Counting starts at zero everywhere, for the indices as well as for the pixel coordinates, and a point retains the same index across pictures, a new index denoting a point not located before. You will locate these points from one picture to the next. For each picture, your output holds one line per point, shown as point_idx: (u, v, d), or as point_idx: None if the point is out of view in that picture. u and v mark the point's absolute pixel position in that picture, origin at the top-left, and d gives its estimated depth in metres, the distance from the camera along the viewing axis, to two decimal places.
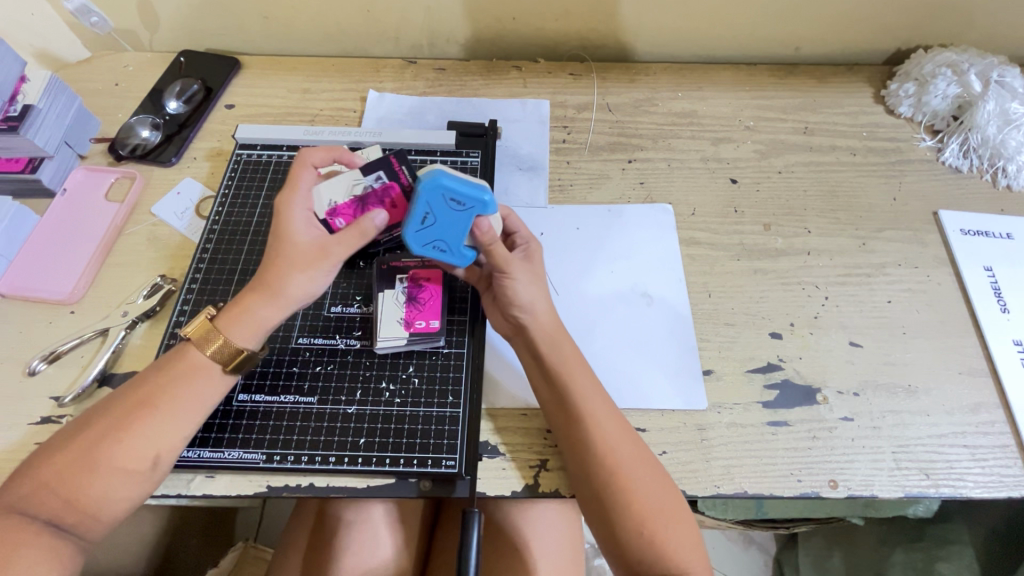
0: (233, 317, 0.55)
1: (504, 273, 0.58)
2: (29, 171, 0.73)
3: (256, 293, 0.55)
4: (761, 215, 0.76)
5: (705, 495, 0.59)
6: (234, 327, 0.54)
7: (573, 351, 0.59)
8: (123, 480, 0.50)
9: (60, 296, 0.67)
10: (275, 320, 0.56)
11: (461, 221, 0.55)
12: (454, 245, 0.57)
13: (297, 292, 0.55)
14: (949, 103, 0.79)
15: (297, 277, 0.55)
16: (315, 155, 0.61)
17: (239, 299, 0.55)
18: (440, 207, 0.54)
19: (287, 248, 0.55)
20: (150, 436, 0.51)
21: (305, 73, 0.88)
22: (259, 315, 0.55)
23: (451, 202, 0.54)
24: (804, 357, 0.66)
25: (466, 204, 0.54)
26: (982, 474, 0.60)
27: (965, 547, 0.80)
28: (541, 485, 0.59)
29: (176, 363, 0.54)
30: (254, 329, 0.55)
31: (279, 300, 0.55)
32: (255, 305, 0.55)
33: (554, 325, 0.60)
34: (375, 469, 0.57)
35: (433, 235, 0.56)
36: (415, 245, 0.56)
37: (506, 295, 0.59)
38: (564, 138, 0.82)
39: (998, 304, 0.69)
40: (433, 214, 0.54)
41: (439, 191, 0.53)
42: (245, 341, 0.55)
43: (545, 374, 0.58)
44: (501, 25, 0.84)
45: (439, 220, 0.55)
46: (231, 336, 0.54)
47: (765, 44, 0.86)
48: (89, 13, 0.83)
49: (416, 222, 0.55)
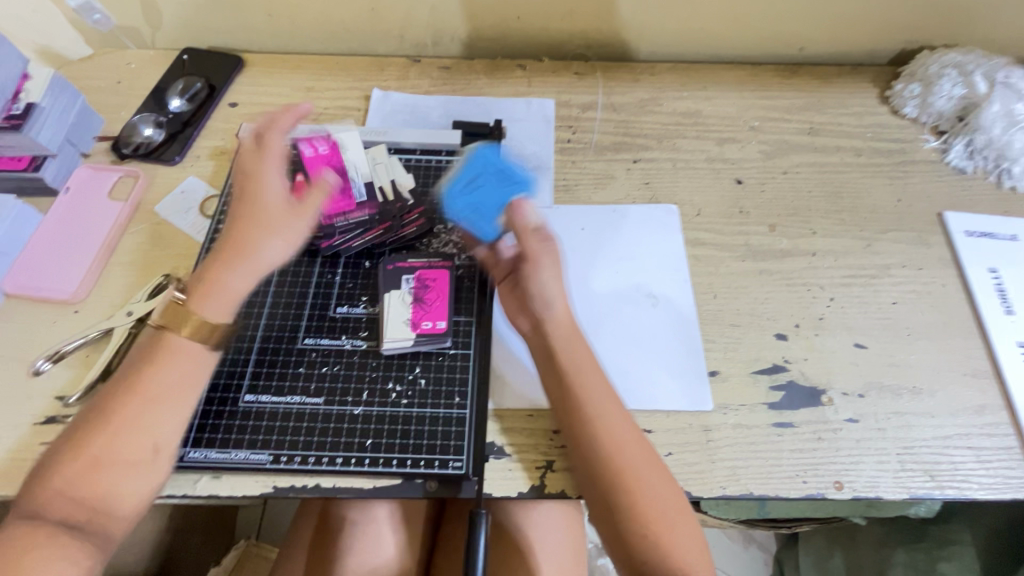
0: (204, 292, 0.55)
1: (534, 262, 0.60)
2: (32, 169, 0.72)
3: (228, 262, 0.55)
4: (766, 216, 0.76)
5: (711, 496, 0.59)
6: (208, 302, 0.55)
7: (586, 351, 0.59)
8: (130, 474, 0.50)
9: (65, 295, 0.67)
10: (246, 289, 0.56)
11: (501, 194, 0.65)
12: (489, 216, 0.64)
13: (269, 256, 0.57)
14: (954, 104, 0.79)
15: (270, 242, 0.57)
16: (283, 122, 0.62)
17: (206, 272, 0.56)
18: (488, 176, 0.65)
19: (255, 211, 0.57)
20: (149, 427, 0.51)
21: (308, 72, 0.88)
22: (229, 285, 0.55)
23: (499, 175, 0.66)
24: (809, 358, 0.66)
25: (510, 180, 0.65)
26: (987, 476, 0.60)
27: (967, 547, 0.80)
28: (547, 486, 0.59)
29: (156, 350, 0.54)
30: (225, 301, 0.55)
31: (251, 267, 0.56)
32: (224, 274, 0.55)
33: (571, 324, 0.60)
34: (382, 469, 0.57)
35: (474, 198, 0.65)
36: (454, 205, 0.65)
37: (533, 285, 0.60)
38: (569, 137, 0.82)
39: (1003, 305, 0.69)
40: (479, 177, 0.65)
41: (489, 162, 0.66)
42: (220, 313, 0.55)
43: (557, 374, 0.58)
44: (506, 24, 0.84)
45: (484, 187, 0.65)
46: (203, 310, 0.55)
47: (770, 44, 0.86)
48: (91, 10, 0.83)
49: (461, 181, 0.66)
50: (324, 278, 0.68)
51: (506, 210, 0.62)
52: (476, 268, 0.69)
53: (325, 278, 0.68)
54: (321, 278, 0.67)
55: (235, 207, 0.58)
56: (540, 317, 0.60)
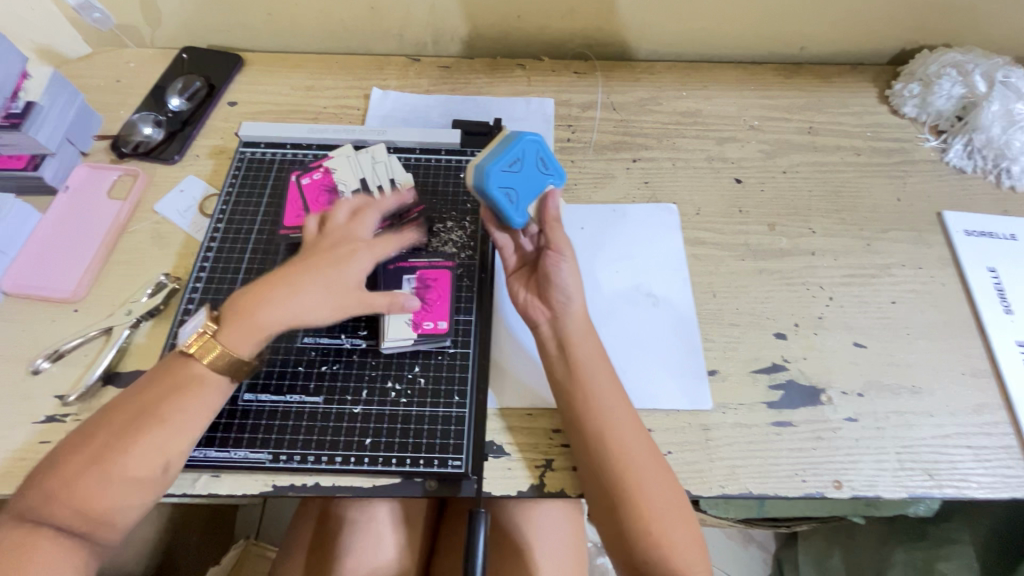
0: (243, 316, 0.54)
1: (557, 251, 0.60)
2: (32, 168, 0.72)
3: (273, 305, 0.55)
4: (766, 215, 0.76)
5: (710, 495, 0.59)
6: (239, 332, 0.54)
7: (597, 349, 0.59)
8: (133, 485, 0.49)
9: (64, 294, 0.67)
10: (270, 332, 0.55)
11: (537, 182, 0.62)
12: (521, 201, 0.60)
13: (311, 313, 0.56)
14: (954, 103, 0.79)
15: (320, 305, 0.56)
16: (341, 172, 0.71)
17: (247, 304, 0.55)
18: (530, 160, 0.60)
19: (329, 269, 0.58)
20: (159, 444, 0.51)
21: (308, 71, 0.88)
22: (265, 325, 0.55)
23: (540, 161, 0.61)
24: (808, 357, 0.66)
25: (548, 170, 0.62)
26: (986, 475, 0.60)
27: (966, 546, 0.80)
28: (546, 485, 0.59)
29: (177, 371, 0.54)
30: (251, 337, 0.54)
31: (286, 317, 0.55)
32: (266, 308, 0.55)
33: (587, 321, 0.60)
34: (382, 469, 0.57)
35: (511, 181, 0.59)
36: (493, 183, 0.58)
37: (553, 274, 0.60)
38: (568, 137, 0.82)
39: (1002, 305, 0.69)
40: (522, 160, 0.60)
41: (534, 147, 0.61)
42: (245, 349, 0.55)
43: (569, 371, 0.58)
44: (506, 23, 0.84)
45: (523, 172, 0.60)
46: (231, 341, 0.54)
47: (770, 43, 0.86)
48: (91, 9, 0.83)
49: (505, 160, 0.58)
50: None
51: (537, 199, 0.62)
52: (476, 267, 0.69)
53: None
54: None
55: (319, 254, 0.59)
56: (555, 311, 0.60)
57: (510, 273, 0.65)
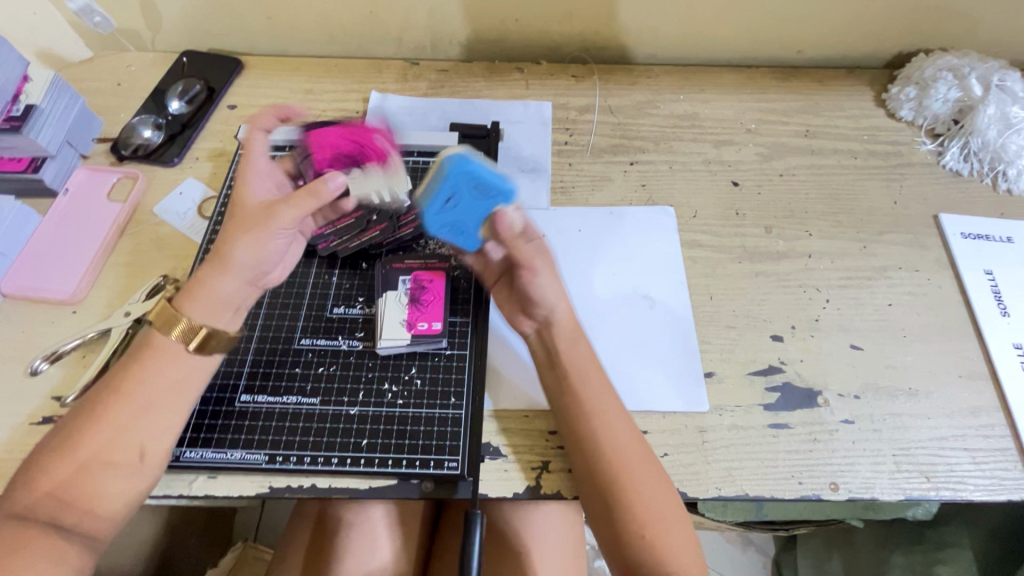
0: (187, 293, 0.55)
1: (528, 268, 0.59)
2: (31, 171, 0.73)
3: (210, 266, 0.55)
4: (762, 218, 0.76)
5: (706, 497, 0.59)
6: (190, 304, 0.54)
7: (589, 354, 0.59)
8: (119, 477, 0.50)
9: (63, 295, 0.67)
10: (225, 292, 0.55)
11: (481, 207, 0.59)
12: (469, 229, 0.60)
13: (240, 251, 0.55)
14: (950, 107, 0.79)
15: (242, 239, 0.55)
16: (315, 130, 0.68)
17: (193, 279, 0.55)
18: (465, 191, 0.57)
19: (235, 214, 0.57)
20: (140, 433, 0.51)
21: (307, 74, 0.88)
22: (215, 289, 0.55)
23: (477, 187, 0.57)
24: (805, 359, 0.66)
25: (489, 192, 0.57)
26: (983, 477, 0.60)
27: (964, 550, 0.80)
28: (543, 486, 0.59)
29: (150, 355, 0.53)
30: (207, 301, 0.54)
31: (227, 268, 0.55)
32: (206, 275, 0.55)
33: (575, 326, 0.60)
34: (377, 469, 0.57)
35: (454, 216, 0.59)
36: (433, 225, 0.60)
37: (531, 290, 0.59)
38: (566, 140, 0.82)
39: (999, 307, 0.69)
40: (456, 196, 0.58)
41: (466, 175, 0.57)
42: (197, 312, 0.54)
43: (560, 375, 0.59)
44: (504, 27, 0.84)
45: (462, 204, 0.58)
46: (190, 313, 0.54)
47: (767, 47, 0.86)
48: (93, 13, 0.84)
49: (438, 203, 0.58)
50: (321, 278, 0.68)
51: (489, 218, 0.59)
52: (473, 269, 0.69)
53: (322, 278, 0.68)
54: (317, 279, 0.68)
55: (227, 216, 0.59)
56: (541, 318, 0.60)
57: (491, 286, 0.65)
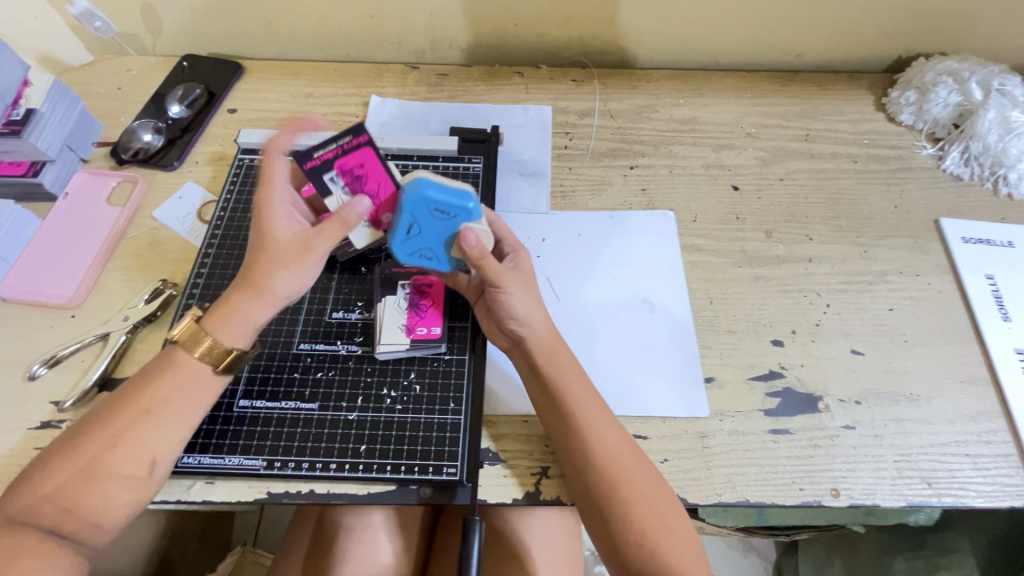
0: (220, 319, 0.54)
1: (497, 286, 0.58)
2: (31, 174, 0.73)
3: (243, 292, 0.54)
4: (762, 222, 0.76)
5: (707, 503, 0.58)
6: (221, 329, 0.54)
7: (570, 361, 0.59)
8: (121, 486, 0.50)
9: (61, 300, 0.67)
10: (263, 318, 0.55)
11: (445, 229, 0.56)
12: (439, 253, 0.59)
13: (282, 286, 0.54)
14: (950, 111, 0.79)
15: (279, 271, 0.53)
16: (282, 138, 0.60)
17: (224, 300, 0.54)
18: (424, 216, 0.55)
19: (268, 246, 0.54)
20: (147, 443, 0.51)
21: (308, 78, 0.88)
22: (249, 315, 0.54)
23: (435, 211, 0.55)
24: (806, 364, 0.66)
25: (451, 213, 0.55)
26: (985, 483, 0.59)
27: (967, 555, 0.79)
28: (542, 492, 0.59)
29: (163, 367, 0.53)
30: (243, 329, 0.54)
31: (265, 298, 0.54)
32: (242, 305, 0.54)
33: (549, 336, 0.59)
34: (377, 475, 0.57)
35: (420, 243, 0.57)
36: (402, 254, 0.59)
37: (501, 308, 0.58)
38: (566, 143, 0.82)
39: (1000, 311, 0.69)
40: (417, 223, 0.56)
41: (423, 202, 0.54)
42: (231, 339, 0.54)
43: (544, 385, 0.58)
44: (504, 31, 0.84)
45: (424, 230, 0.57)
46: (220, 336, 0.54)
47: (767, 51, 0.86)
48: (93, 17, 0.83)
49: (401, 232, 0.57)
50: (320, 283, 0.68)
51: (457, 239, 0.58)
52: None
53: (321, 283, 0.68)
54: (316, 284, 0.68)
55: (251, 242, 0.56)
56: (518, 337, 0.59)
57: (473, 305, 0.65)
